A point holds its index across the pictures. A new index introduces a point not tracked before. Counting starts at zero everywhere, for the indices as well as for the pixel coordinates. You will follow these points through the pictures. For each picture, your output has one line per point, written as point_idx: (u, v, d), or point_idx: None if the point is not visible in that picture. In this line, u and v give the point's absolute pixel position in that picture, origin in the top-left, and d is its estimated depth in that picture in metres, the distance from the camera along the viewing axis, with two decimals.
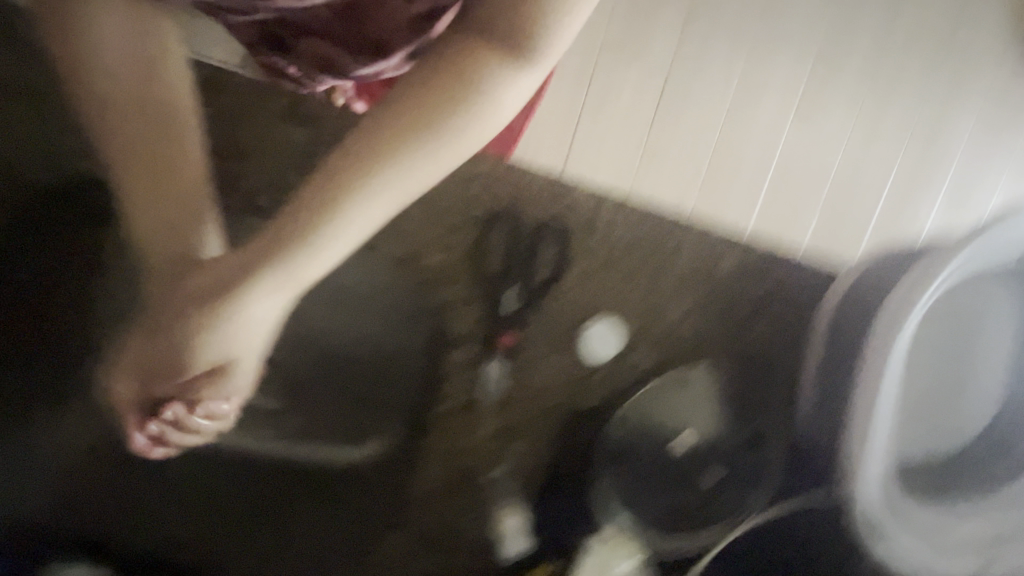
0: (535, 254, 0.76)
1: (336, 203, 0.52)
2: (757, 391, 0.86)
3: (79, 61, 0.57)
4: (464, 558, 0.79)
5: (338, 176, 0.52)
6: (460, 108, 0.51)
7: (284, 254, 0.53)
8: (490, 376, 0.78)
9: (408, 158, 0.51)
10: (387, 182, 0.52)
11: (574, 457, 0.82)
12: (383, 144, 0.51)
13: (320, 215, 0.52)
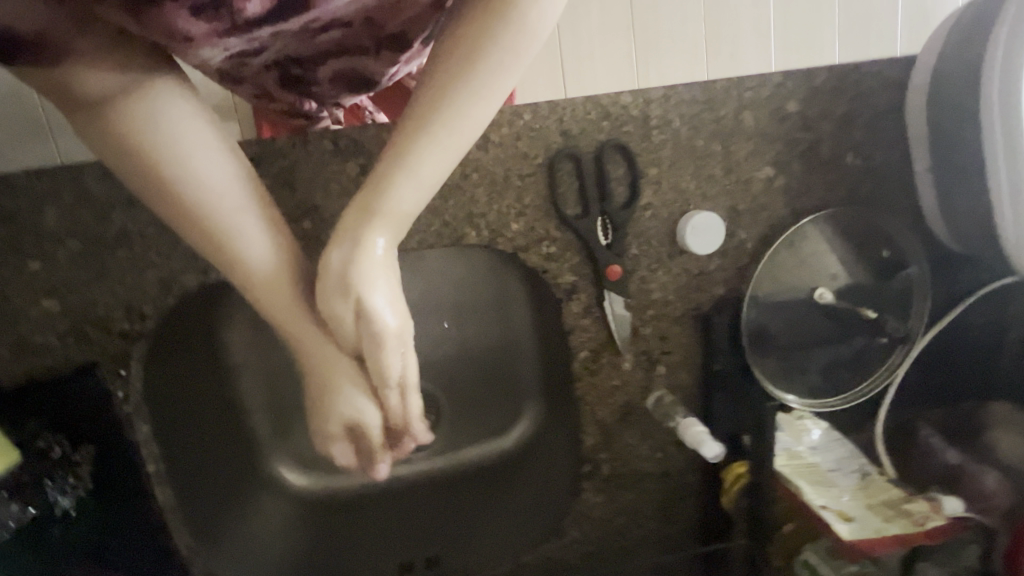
0: (606, 178, 0.74)
1: (411, 143, 0.44)
2: (868, 215, 0.83)
3: (144, 148, 0.40)
4: (654, 471, 0.84)
5: (421, 107, 0.44)
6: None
7: (383, 183, 0.45)
8: (613, 313, 0.78)
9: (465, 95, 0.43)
10: (451, 123, 0.44)
11: (724, 352, 0.81)
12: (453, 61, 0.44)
13: (411, 138, 0.44)
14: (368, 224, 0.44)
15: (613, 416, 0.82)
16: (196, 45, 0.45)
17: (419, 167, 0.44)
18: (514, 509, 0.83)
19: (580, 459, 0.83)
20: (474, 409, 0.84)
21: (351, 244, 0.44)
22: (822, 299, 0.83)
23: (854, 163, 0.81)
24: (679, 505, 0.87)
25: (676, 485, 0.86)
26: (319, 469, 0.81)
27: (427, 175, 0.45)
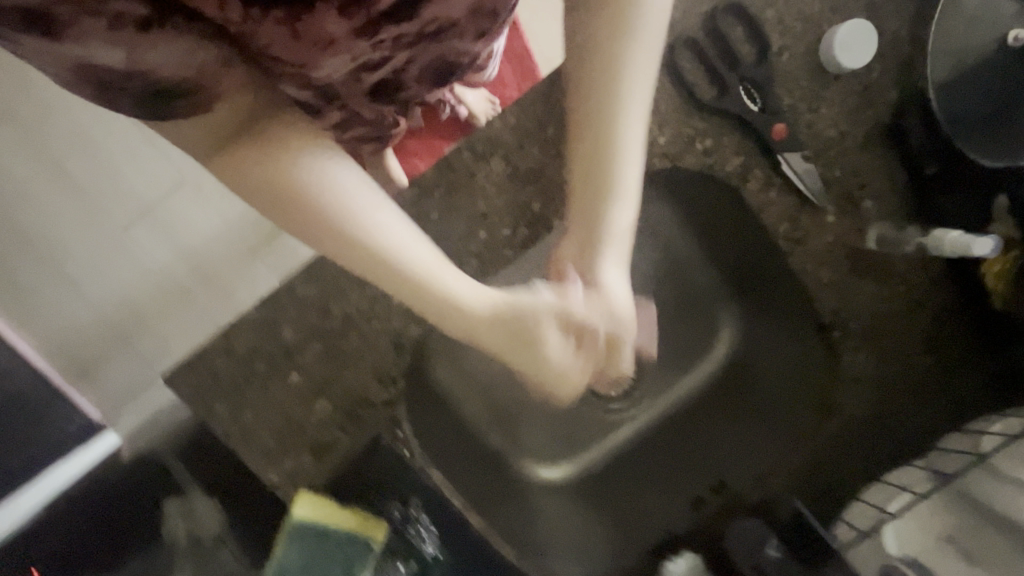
0: (727, 44, 0.72)
1: (602, 144, 0.59)
2: None
3: (307, 191, 0.51)
4: (902, 306, 0.76)
5: (586, 120, 0.60)
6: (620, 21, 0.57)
7: (592, 175, 0.60)
8: (795, 170, 0.73)
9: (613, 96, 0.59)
10: (622, 114, 0.59)
11: (927, 152, 0.74)
12: (594, 76, 0.59)
13: (598, 138, 0.60)
14: (594, 213, 0.60)
15: (837, 270, 0.75)
16: (326, 51, 0.50)
17: (615, 159, 0.60)
18: (765, 406, 0.86)
19: (824, 326, 0.76)
20: (678, 344, 0.92)
21: (585, 224, 0.61)
22: (1017, 41, 0.72)
23: None
24: (946, 336, 0.76)
25: (933, 313, 0.76)
26: (570, 446, 0.95)
27: (631, 158, 0.60)
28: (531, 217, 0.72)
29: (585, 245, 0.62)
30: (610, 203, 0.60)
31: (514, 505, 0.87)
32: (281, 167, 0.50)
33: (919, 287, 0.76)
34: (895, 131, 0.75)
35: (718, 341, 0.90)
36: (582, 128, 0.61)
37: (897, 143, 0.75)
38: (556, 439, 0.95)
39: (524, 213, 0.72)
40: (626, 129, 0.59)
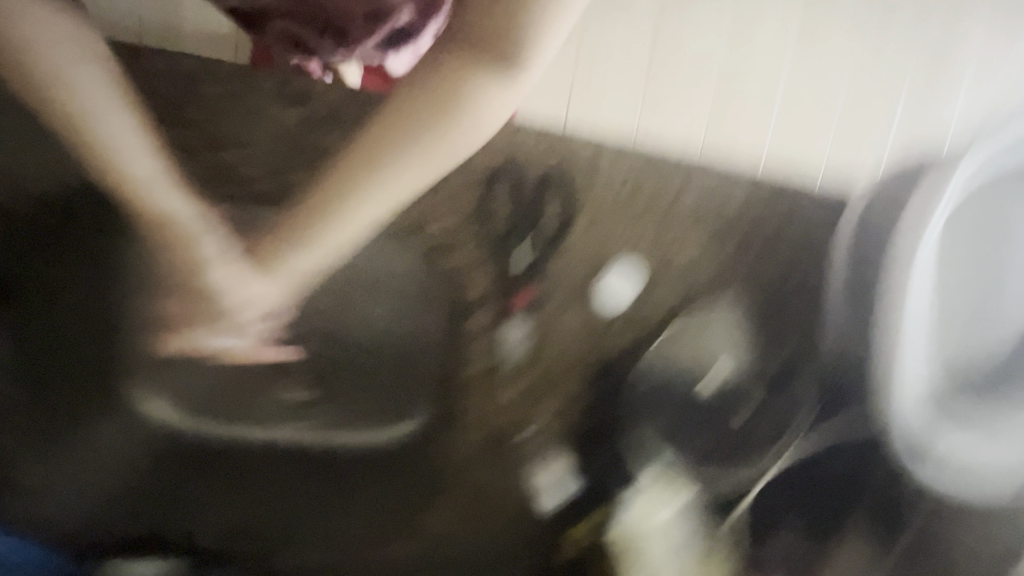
0: (541, 206, 0.74)
1: (405, 133, 0.71)
2: (776, 325, 0.81)
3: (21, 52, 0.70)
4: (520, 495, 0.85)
5: (417, 116, 0.71)
6: (474, 94, 0.70)
7: (378, 162, 0.71)
8: (507, 340, 0.79)
9: (451, 109, 0.71)
10: (436, 145, 0.72)
11: (602, 413, 0.84)
12: (435, 112, 0.71)
13: (398, 137, 0.71)
14: (345, 199, 0.73)
15: (477, 447, 0.85)
16: None
17: (399, 164, 0.72)
18: (366, 516, 0.88)
19: (436, 478, 0.86)
20: (364, 410, 0.83)
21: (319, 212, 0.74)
22: (701, 389, 0.84)
23: (788, 271, 0.79)
24: (524, 546, 0.90)
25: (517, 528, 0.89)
26: (185, 413, 0.83)
27: (417, 176, 0.73)
28: (284, 182, 0.72)
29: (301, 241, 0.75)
30: (366, 189, 0.73)
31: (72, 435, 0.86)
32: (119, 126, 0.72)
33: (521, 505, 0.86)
34: (599, 376, 0.82)
35: (405, 422, 0.83)
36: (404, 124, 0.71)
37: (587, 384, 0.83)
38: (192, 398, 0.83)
39: (287, 177, 0.72)
40: (444, 145, 0.72)
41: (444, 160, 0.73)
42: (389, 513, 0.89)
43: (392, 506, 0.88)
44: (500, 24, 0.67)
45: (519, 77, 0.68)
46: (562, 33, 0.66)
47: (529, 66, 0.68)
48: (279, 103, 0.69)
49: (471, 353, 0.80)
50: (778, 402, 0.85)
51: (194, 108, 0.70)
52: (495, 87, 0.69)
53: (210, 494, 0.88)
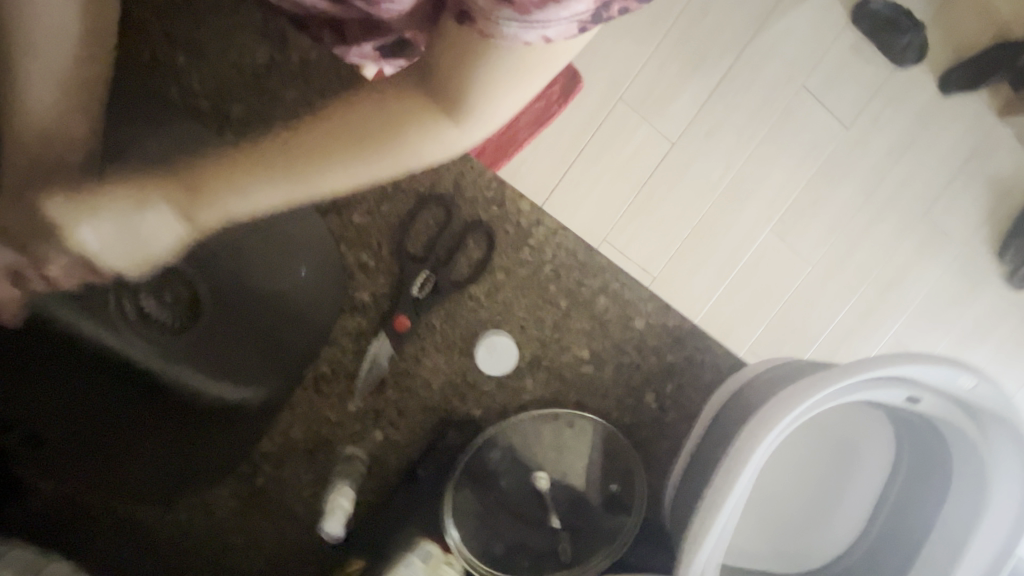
0: (460, 251, 0.74)
1: (308, 155, 0.38)
2: (628, 450, 0.85)
3: None
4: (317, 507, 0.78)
5: (336, 133, 0.38)
6: (395, 130, 0.36)
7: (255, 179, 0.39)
8: (373, 355, 0.75)
9: (355, 145, 0.37)
10: (326, 166, 0.38)
11: (435, 463, 0.80)
12: (344, 128, 0.37)
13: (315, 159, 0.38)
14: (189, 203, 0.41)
15: (300, 444, 0.78)
16: None
17: (259, 185, 0.39)
18: (146, 481, 0.65)
19: (240, 460, 0.74)
20: (225, 352, 0.61)
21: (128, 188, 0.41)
22: (538, 481, 0.83)
23: (650, 404, 0.86)
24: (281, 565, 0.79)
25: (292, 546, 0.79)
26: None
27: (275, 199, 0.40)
28: (219, 109, 0.66)
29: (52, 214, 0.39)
30: (213, 208, 0.41)
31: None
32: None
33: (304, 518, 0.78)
34: (445, 425, 0.81)
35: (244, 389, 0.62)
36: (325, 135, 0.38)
37: (431, 434, 0.81)
38: None
39: (222, 102, 0.66)
40: (341, 167, 0.37)
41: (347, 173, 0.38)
42: (164, 491, 0.69)
43: (176, 481, 0.68)
44: (453, 64, 0.34)
45: (460, 121, 0.36)
46: (524, 88, 0.34)
47: (471, 115, 0.35)
48: (253, 36, 0.65)
49: (332, 353, 0.76)
50: (601, 522, 0.85)
51: (179, 1, 0.65)
52: (426, 129, 0.36)
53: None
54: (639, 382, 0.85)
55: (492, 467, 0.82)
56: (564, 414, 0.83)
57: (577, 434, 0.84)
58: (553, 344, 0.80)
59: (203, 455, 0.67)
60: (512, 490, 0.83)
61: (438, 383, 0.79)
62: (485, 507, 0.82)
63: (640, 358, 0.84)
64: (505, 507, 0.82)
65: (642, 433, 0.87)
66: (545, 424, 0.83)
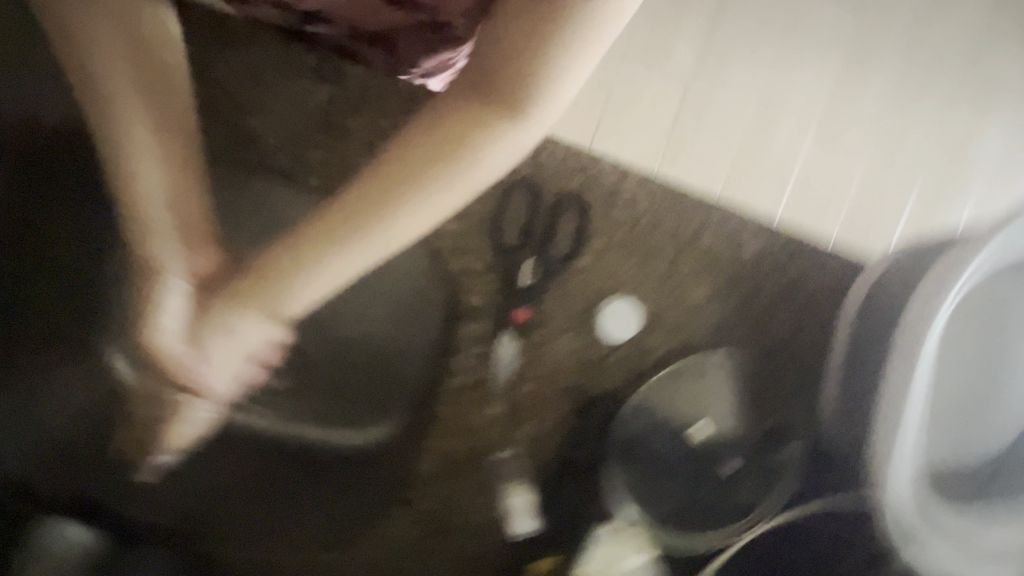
0: (556, 228, 0.74)
1: (418, 174, 0.51)
2: (769, 375, 0.82)
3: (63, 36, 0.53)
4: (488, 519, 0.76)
5: (422, 145, 0.50)
6: (462, 135, 0.49)
7: (382, 204, 0.52)
8: (502, 353, 0.76)
9: (450, 157, 0.50)
10: (439, 179, 0.50)
11: (587, 446, 0.77)
12: (445, 147, 0.49)
13: (419, 170, 0.51)
14: (336, 237, 0.54)
15: (452, 462, 0.76)
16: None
17: (398, 217, 0.52)
18: (331, 516, 0.74)
19: (404, 485, 0.76)
20: (332, 399, 0.71)
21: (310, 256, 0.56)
22: (695, 433, 0.80)
23: (785, 328, 0.82)
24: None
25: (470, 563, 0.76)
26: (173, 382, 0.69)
27: (413, 227, 0.53)
28: (297, 156, 0.68)
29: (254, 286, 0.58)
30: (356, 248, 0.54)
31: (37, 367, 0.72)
32: (132, 102, 0.55)
33: (478, 539, 0.76)
34: (586, 407, 0.78)
35: (361, 428, 0.72)
36: (414, 149, 0.51)
37: (578, 420, 0.78)
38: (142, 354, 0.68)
39: (299, 149, 0.68)
40: (453, 182, 0.51)
41: (462, 184, 0.51)
42: (346, 521, 0.75)
43: (362, 507, 0.75)
44: (499, 67, 0.45)
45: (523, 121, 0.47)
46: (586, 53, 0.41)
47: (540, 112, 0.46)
48: (312, 79, 0.67)
49: (461, 363, 0.75)
50: (767, 457, 0.81)
51: (235, 64, 0.66)
52: (498, 131, 0.48)
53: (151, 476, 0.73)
54: (768, 307, 0.81)
55: (647, 431, 0.79)
56: (703, 360, 0.80)
57: (719, 374, 0.81)
58: (672, 293, 0.78)
59: (373, 475, 0.75)
60: (675, 452, 0.80)
61: (572, 363, 0.77)
62: (653, 474, 0.78)
63: (762, 282, 0.80)
64: (674, 470, 0.79)
65: (786, 360, 0.83)
66: (686, 373, 0.80)
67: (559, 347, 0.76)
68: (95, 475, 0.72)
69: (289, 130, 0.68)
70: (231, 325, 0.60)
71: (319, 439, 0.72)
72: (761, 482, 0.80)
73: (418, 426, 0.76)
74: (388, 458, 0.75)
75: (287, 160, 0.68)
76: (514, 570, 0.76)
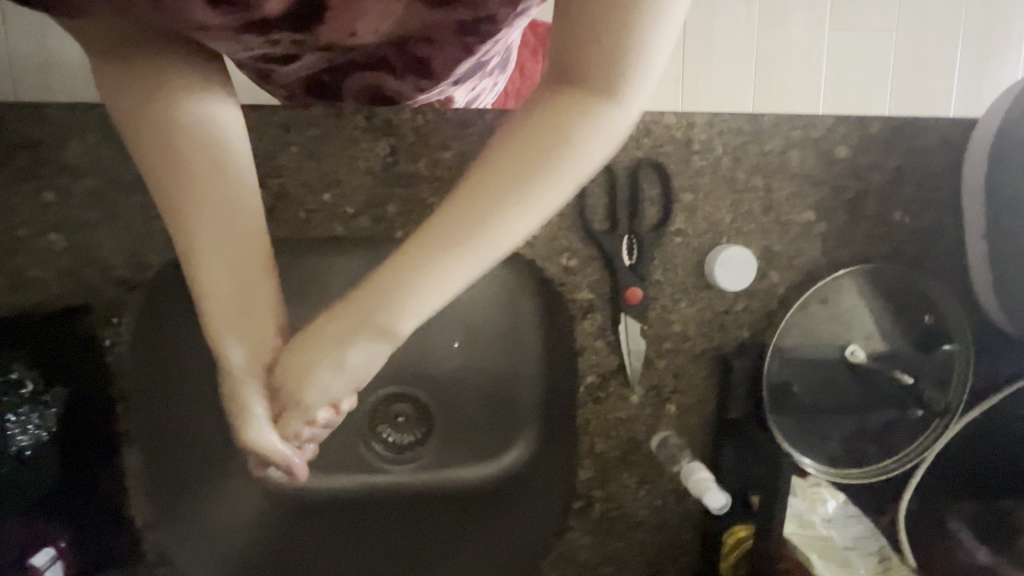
0: (640, 198, 0.72)
1: (510, 162, 0.44)
2: (910, 275, 0.78)
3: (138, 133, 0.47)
4: (661, 497, 0.78)
5: (514, 132, 0.45)
6: (554, 113, 0.43)
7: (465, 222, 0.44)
8: (627, 339, 0.73)
9: (543, 140, 0.43)
10: (537, 178, 0.44)
11: (742, 402, 0.76)
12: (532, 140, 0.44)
13: (510, 158, 0.44)
14: (423, 261, 0.45)
15: (611, 456, 0.77)
16: (210, 35, 0.43)
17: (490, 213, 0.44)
18: (507, 541, 0.78)
19: (570, 496, 0.76)
20: (472, 432, 0.84)
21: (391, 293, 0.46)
22: (854, 356, 0.79)
23: (903, 221, 0.77)
24: (670, 566, 0.80)
25: (671, 543, 0.79)
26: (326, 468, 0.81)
27: (504, 226, 0.45)
28: (377, 215, 0.69)
29: (337, 339, 0.47)
30: (447, 262, 0.45)
31: (195, 497, 0.74)
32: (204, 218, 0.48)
33: (657, 519, 0.78)
34: (726, 363, 0.77)
35: (510, 449, 0.81)
36: (507, 135, 0.45)
37: (719, 378, 0.77)
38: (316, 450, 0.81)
39: (376, 207, 0.69)
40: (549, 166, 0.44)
41: (569, 176, 0.44)
42: (539, 533, 0.76)
43: (537, 527, 0.77)
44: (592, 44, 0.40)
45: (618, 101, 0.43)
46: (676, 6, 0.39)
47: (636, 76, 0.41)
48: (366, 137, 0.68)
49: (590, 360, 0.75)
50: (932, 361, 0.79)
51: (292, 149, 0.67)
52: (593, 114, 0.43)
53: (343, 554, 0.77)
54: (876, 204, 0.76)
55: (800, 366, 0.79)
56: (837, 280, 0.77)
57: (853, 289, 0.78)
58: (775, 225, 0.75)
59: (539, 480, 0.78)
60: (834, 378, 0.80)
61: (698, 326, 0.75)
62: (817, 404, 0.80)
63: (864, 182, 0.76)
64: (837, 393, 0.80)
65: (911, 250, 0.78)
66: (821, 297, 0.77)
67: (679, 314, 0.75)
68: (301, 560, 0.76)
69: (361, 193, 0.69)
70: (323, 378, 0.48)
71: (474, 478, 0.82)
72: (928, 379, 0.80)
73: (561, 436, 0.77)
74: (542, 457, 0.79)
75: (369, 220, 0.69)
76: (702, 530, 0.79)
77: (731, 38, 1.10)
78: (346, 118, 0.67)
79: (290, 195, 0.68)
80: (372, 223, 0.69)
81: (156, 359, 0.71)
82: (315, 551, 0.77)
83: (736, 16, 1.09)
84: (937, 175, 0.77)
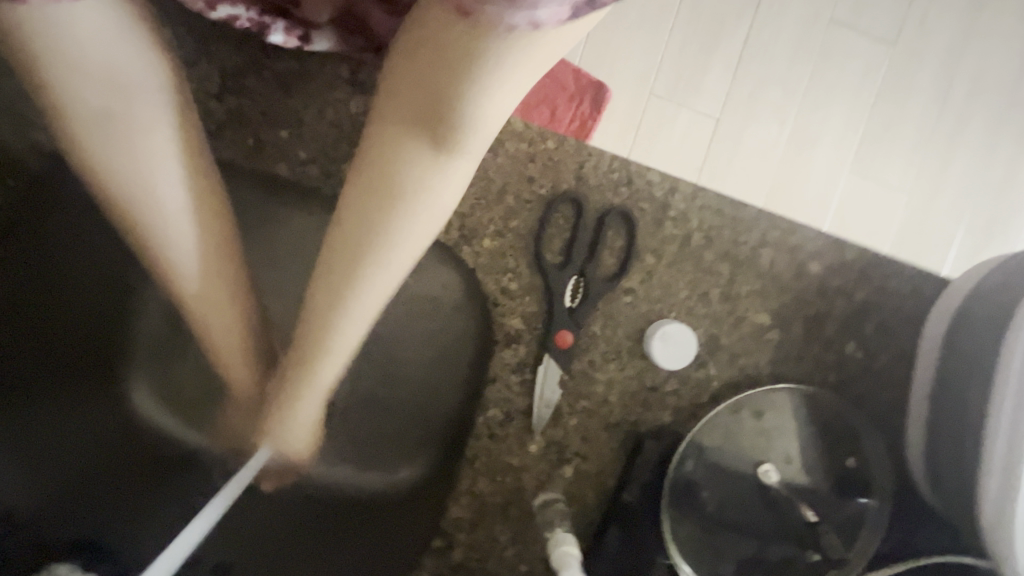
0: (600, 243, 0.69)
1: (363, 233, 0.45)
2: (847, 413, 0.74)
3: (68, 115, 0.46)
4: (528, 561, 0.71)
5: (356, 197, 0.44)
6: (396, 158, 0.41)
7: (329, 302, 0.49)
8: (544, 382, 0.68)
9: (390, 190, 0.42)
10: (390, 222, 0.44)
11: (639, 484, 0.71)
12: (360, 188, 0.43)
13: (364, 214, 0.44)
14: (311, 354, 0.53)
15: (489, 500, 0.70)
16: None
17: (363, 287, 0.48)
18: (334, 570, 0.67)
19: (434, 532, 0.69)
20: (370, 449, 0.68)
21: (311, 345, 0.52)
22: (766, 477, 0.74)
23: (854, 355, 0.74)
24: None
25: None
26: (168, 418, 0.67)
27: (387, 277, 0.48)
28: (329, 170, 0.65)
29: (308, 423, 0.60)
30: (336, 332, 0.51)
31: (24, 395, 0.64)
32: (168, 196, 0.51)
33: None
34: (638, 441, 0.72)
35: (395, 476, 0.68)
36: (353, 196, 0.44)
37: (627, 455, 0.72)
38: (175, 408, 0.67)
39: (330, 160, 0.65)
40: (414, 210, 0.43)
41: (425, 221, 0.45)
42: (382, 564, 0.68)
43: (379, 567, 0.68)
44: (412, 88, 0.38)
45: (461, 149, 0.41)
46: (506, 73, 0.35)
47: (473, 122, 0.38)
48: (342, 92, 0.65)
49: (499, 394, 0.70)
50: (843, 510, 0.75)
51: (265, 74, 0.64)
52: (427, 165, 0.41)
53: (143, 503, 0.66)
54: (835, 329, 0.74)
55: (713, 469, 0.73)
56: (776, 392, 0.73)
57: (788, 408, 0.74)
58: (728, 318, 0.71)
59: (397, 511, 0.68)
60: (743, 494, 0.74)
61: (622, 394, 0.71)
62: (718, 518, 0.74)
63: (828, 305, 0.73)
64: (745, 509, 0.74)
65: (854, 387, 0.75)
66: (752, 406, 0.73)
67: (605, 375, 0.70)
68: (90, 489, 0.65)
69: (321, 141, 0.65)
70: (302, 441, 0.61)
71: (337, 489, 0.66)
72: (838, 526, 0.75)
73: (450, 463, 0.69)
74: (412, 488, 0.68)
75: (321, 173, 0.65)
76: None
77: (754, 130, 1.09)
78: (331, 66, 0.64)
79: (245, 119, 0.64)
80: (321, 179, 0.65)
81: (49, 242, 0.65)
82: (113, 497, 0.66)
83: (771, 114, 1.09)
84: (901, 320, 0.75)
